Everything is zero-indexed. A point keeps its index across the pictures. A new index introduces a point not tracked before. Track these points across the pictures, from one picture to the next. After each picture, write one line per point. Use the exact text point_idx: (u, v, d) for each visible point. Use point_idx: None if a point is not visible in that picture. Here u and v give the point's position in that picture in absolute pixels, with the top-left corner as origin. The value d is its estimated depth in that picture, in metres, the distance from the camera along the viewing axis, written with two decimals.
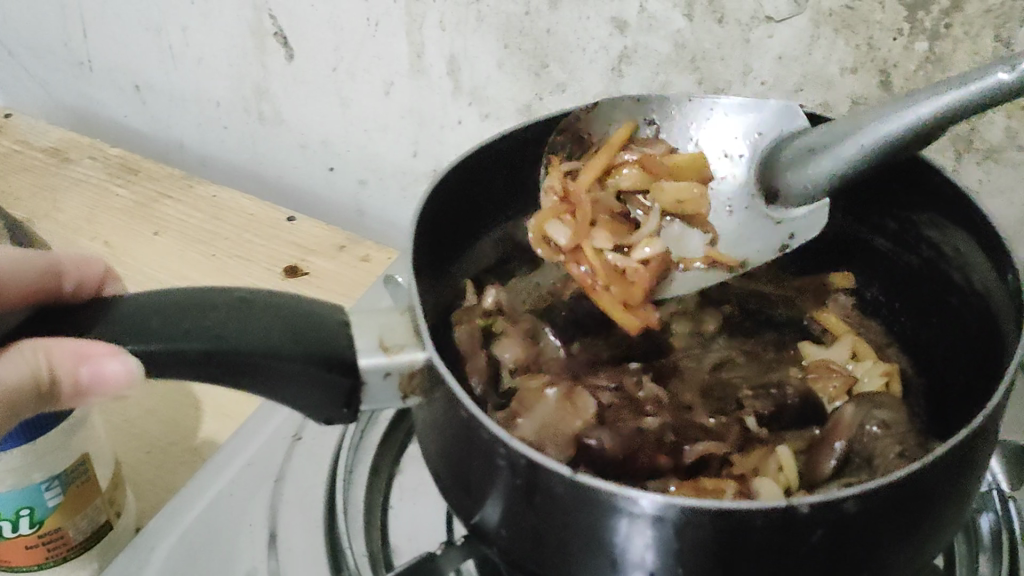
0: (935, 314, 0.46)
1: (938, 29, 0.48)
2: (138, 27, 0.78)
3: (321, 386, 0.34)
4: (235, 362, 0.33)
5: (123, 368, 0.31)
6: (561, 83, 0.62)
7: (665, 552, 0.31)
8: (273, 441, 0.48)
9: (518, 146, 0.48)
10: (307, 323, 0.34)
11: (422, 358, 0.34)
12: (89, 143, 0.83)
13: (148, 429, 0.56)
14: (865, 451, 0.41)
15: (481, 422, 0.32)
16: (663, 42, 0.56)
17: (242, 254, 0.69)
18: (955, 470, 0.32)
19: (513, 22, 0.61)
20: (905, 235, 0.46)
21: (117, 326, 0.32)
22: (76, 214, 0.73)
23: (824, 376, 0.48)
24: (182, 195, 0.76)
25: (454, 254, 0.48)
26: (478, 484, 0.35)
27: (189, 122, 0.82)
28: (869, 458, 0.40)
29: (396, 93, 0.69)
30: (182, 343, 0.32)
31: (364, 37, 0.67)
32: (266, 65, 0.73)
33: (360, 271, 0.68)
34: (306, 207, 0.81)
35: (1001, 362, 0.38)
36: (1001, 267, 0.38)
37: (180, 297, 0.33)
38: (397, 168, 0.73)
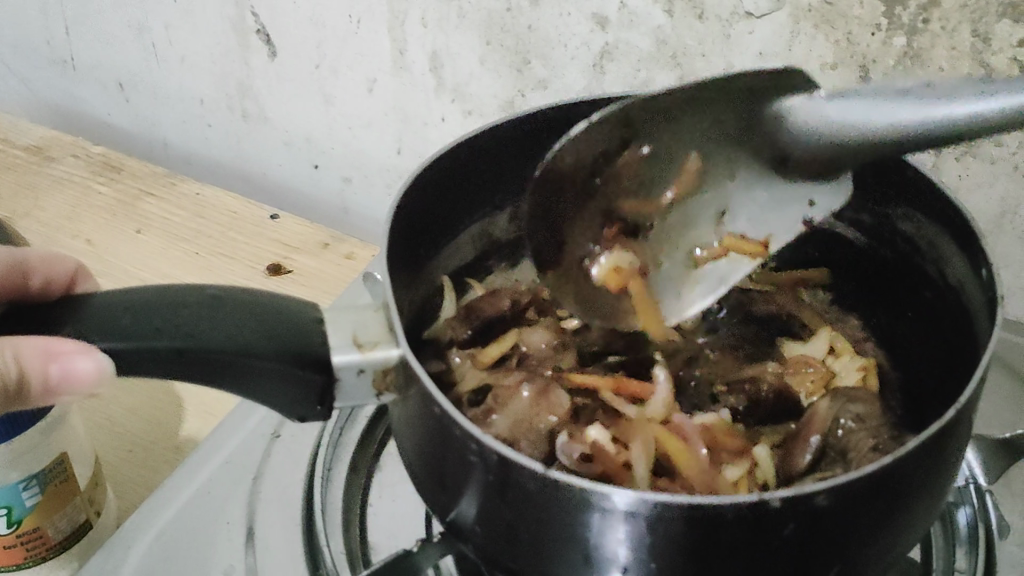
0: (912, 309, 0.46)
1: (916, 24, 0.48)
2: (121, 25, 0.78)
3: (294, 384, 0.34)
4: (206, 359, 0.33)
5: (93, 365, 0.31)
6: (543, 80, 0.62)
7: (638, 547, 0.31)
8: (253, 438, 0.47)
9: (503, 143, 0.47)
10: (280, 321, 0.34)
11: (396, 355, 0.34)
12: (72, 142, 0.82)
13: (130, 428, 0.56)
14: (839, 445, 0.40)
15: (454, 420, 0.32)
16: (644, 39, 0.56)
17: (225, 252, 0.69)
18: (927, 463, 0.32)
19: (494, 19, 0.61)
20: (882, 230, 0.46)
21: (87, 324, 0.32)
22: (58, 212, 0.73)
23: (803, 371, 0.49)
24: (165, 193, 0.76)
25: (433, 250, 0.48)
26: (453, 481, 0.35)
27: (172, 120, 0.82)
28: (842, 452, 0.40)
29: (379, 90, 0.69)
30: (154, 340, 0.32)
31: (346, 34, 0.67)
32: (249, 62, 0.73)
33: (343, 269, 0.68)
34: (291, 205, 0.81)
35: (974, 355, 0.38)
36: (974, 261, 0.38)
37: (150, 295, 0.33)
38: (381, 165, 0.73)
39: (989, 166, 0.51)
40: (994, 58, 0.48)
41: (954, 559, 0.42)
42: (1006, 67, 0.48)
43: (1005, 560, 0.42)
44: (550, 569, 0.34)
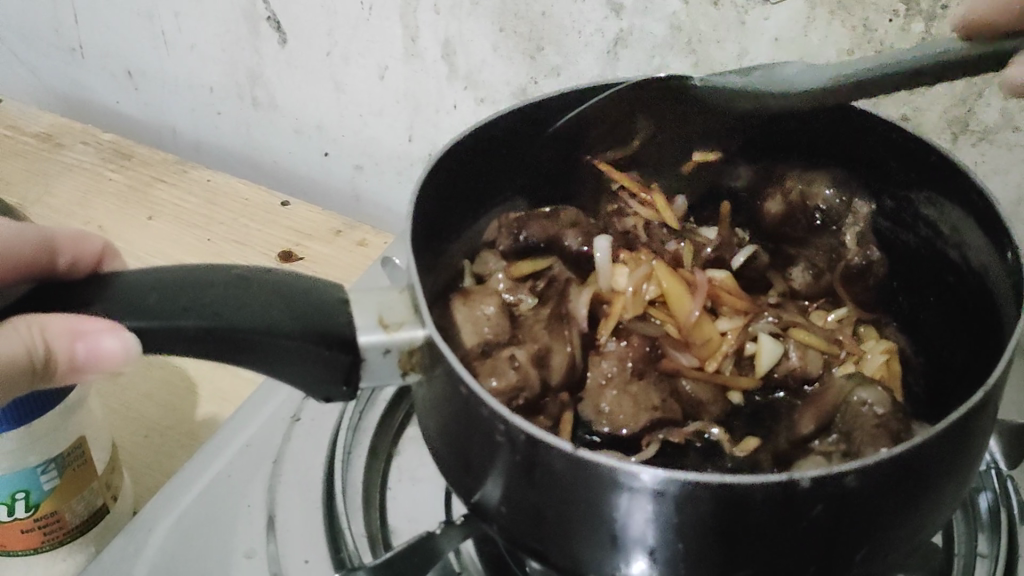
0: (932, 294, 0.46)
1: (934, 10, 0.48)
2: (131, 12, 0.78)
3: (320, 365, 0.34)
4: (232, 339, 0.33)
5: (120, 344, 0.31)
6: (556, 67, 0.62)
7: (665, 528, 0.31)
8: (271, 422, 0.47)
9: (524, 129, 0.47)
10: (306, 303, 0.34)
11: (422, 336, 0.34)
12: (81, 129, 0.82)
13: (146, 414, 0.56)
14: (845, 425, 0.40)
15: (481, 399, 0.32)
16: (659, 25, 0.56)
17: (237, 239, 0.69)
18: (955, 445, 0.32)
19: (507, 5, 0.60)
20: (903, 214, 0.46)
21: (114, 304, 0.32)
22: (69, 199, 0.73)
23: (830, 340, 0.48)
24: (176, 180, 0.76)
25: (453, 235, 0.48)
26: (479, 461, 0.34)
27: (182, 108, 0.82)
28: (847, 432, 0.40)
29: (391, 78, 0.69)
30: (182, 320, 0.32)
31: (357, 21, 0.67)
32: (260, 50, 0.73)
33: (356, 256, 0.68)
34: (301, 192, 0.81)
35: (1000, 339, 0.38)
36: (1000, 246, 0.38)
37: (177, 275, 0.33)
38: (392, 153, 0.73)
39: (1007, 152, 0.51)
40: None
41: (975, 544, 0.42)
42: None
43: None
44: (576, 550, 0.34)
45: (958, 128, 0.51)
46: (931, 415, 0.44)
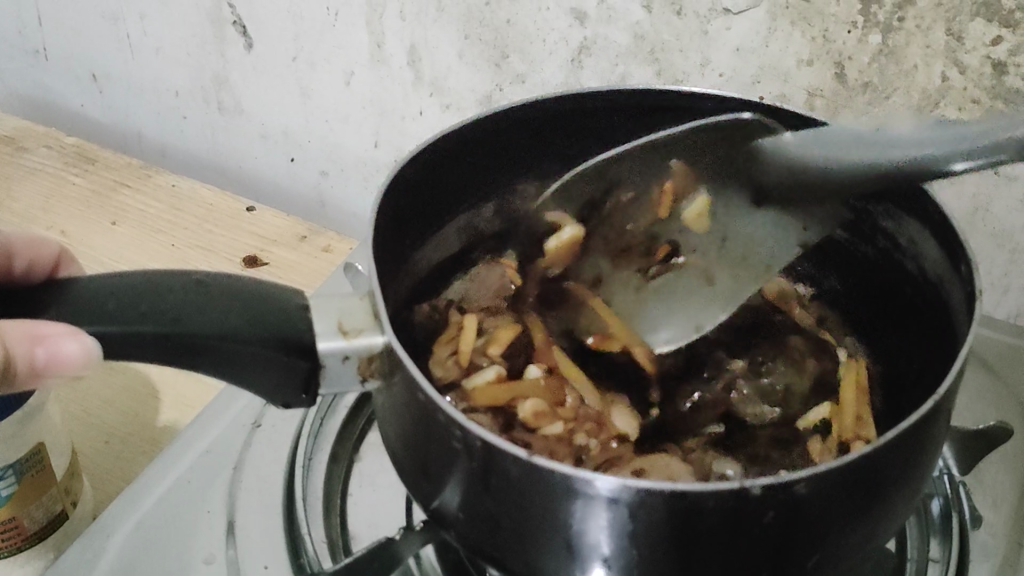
0: (892, 306, 0.46)
1: (891, 22, 0.49)
2: (94, 15, 0.77)
3: (279, 370, 0.34)
4: (191, 345, 0.33)
5: (81, 348, 0.31)
6: (521, 74, 0.62)
7: (619, 534, 0.31)
8: (233, 428, 0.47)
9: (491, 136, 0.46)
10: (266, 308, 0.34)
11: (382, 342, 0.34)
12: (45, 132, 0.81)
13: (107, 420, 0.56)
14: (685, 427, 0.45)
15: (438, 406, 0.33)
16: (622, 34, 0.57)
17: (202, 244, 0.69)
18: (905, 455, 0.33)
19: (473, 12, 0.61)
20: (861, 226, 0.46)
21: (76, 309, 0.33)
22: (31, 202, 0.72)
23: (843, 423, 0.44)
24: (140, 185, 0.75)
25: (417, 244, 0.47)
26: (436, 467, 0.35)
27: (147, 113, 0.82)
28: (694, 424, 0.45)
29: (357, 83, 0.69)
30: (140, 325, 0.32)
31: (323, 27, 0.67)
32: (225, 54, 0.73)
33: (320, 261, 0.68)
34: (266, 197, 0.81)
35: (953, 351, 0.38)
36: (954, 257, 0.38)
37: (139, 281, 0.33)
38: (358, 158, 0.73)
39: None
40: (966, 56, 0.48)
41: (928, 548, 0.43)
42: (978, 65, 0.48)
43: (978, 549, 0.43)
44: (531, 557, 0.34)
45: None
46: (888, 427, 0.44)
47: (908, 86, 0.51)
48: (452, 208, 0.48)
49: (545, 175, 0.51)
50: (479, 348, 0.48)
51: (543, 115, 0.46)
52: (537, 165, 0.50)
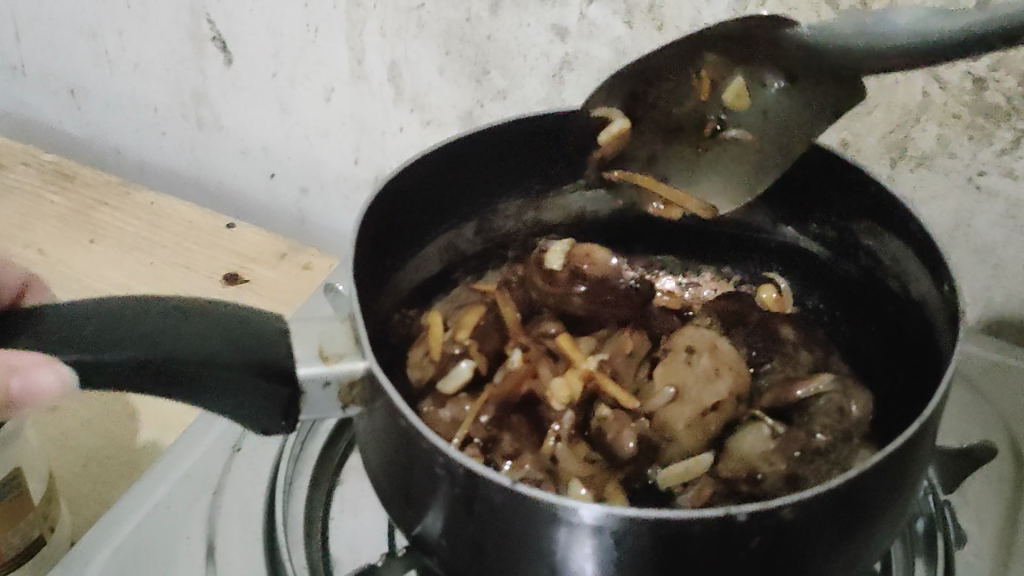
0: (873, 324, 0.46)
1: None
2: (72, 30, 0.77)
3: (259, 396, 0.34)
4: (169, 371, 0.32)
5: (56, 377, 0.32)
6: (502, 90, 0.62)
7: (605, 561, 0.31)
8: (213, 452, 0.47)
9: (474, 154, 0.45)
10: (246, 333, 0.33)
11: (362, 367, 0.34)
12: (22, 150, 0.81)
13: (85, 442, 0.55)
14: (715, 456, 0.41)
15: (420, 432, 0.32)
16: (604, 49, 0.57)
17: (182, 262, 0.68)
18: (892, 478, 0.33)
19: (454, 29, 0.61)
20: (845, 245, 0.46)
21: (49, 334, 0.32)
22: (8, 220, 0.71)
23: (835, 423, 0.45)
24: (119, 203, 0.74)
25: (401, 265, 0.47)
26: (419, 493, 0.34)
27: (126, 129, 0.81)
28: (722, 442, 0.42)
29: (337, 99, 0.69)
30: (117, 351, 0.32)
31: (303, 43, 0.67)
32: (205, 70, 0.73)
33: (302, 280, 0.67)
34: (247, 214, 0.80)
35: (936, 373, 0.38)
36: (937, 277, 0.38)
37: (116, 305, 0.33)
38: (338, 175, 0.73)
39: (945, 179, 0.52)
40: (946, 73, 0.48)
41: (913, 570, 0.42)
42: (959, 81, 0.49)
43: (963, 569, 0.43)
44: None
45: (895, 154, 0.52)
46: None
47: (889, 101, 0.51)
48: (436, 229, 0.48)
49: (525, 192, 0.50)
50: (449, 338, 0.47)
51: (527, 131, 0.46)
52: (520, 184, 0.49)
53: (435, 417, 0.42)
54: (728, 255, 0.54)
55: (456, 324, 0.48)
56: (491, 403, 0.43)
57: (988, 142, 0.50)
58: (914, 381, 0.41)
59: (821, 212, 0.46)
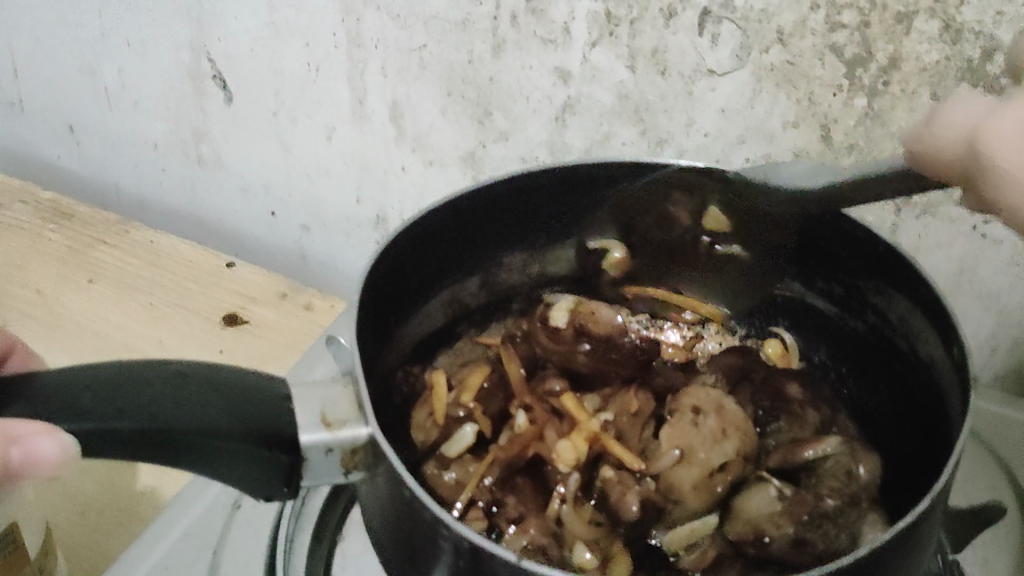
0: (880, 379, 0.45)
1: (877, 85, 0.49)
2: (71, 67, 0.77)
3: (260, 466, 0.33)
4: (169, 441, 0.32)
5: (58, 447, 0.30)
6: (504, 132, 0.62)
7: None
8: (212, 508, 0.46)
9: (478, 209, 0.45)
10: (247, 400, 0.33)
11: (365, 434, 0.33)
12: (21, 187, 0.80)
13: (83, 490, 0.55)
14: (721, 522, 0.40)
15: (425, 503, 0.32)
16: (607, 93, 0.57)
17: (181, 302, 0.68)
18: (904, 549, 0.32)
19: (455, 71, 0.60)
20: (852, 301, 0.46)
21: (46, 404, 0.31)
22: (7, 260, 0.71)
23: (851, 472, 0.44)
24: (117, 241, 0.74)
25: (405, 321, 0.46)
26: (422, 561, 0.34)
27: (126, 165, 0.81)
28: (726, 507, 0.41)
29: (338, 138, 0.68)
30: (114, 421, 0.31)
31: (304, 83, 0.66)
32: (205, 108, 0.72)
33: (302, 321, 0.67)
34: (247, 252, 0.80)
35: (946, 438, 0.37)
36: (945, 339, 0.38)
37: (115, 373, 0.32)
38: (339, 214, 0.73)
39: (951, 226, 0.52)
40: None
41: None
42: None
43: None
44: None
45: (900, 201, 0.52)
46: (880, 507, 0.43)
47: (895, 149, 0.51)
48: (439, 283, 0.48)
49: (529, 245, 0.50)
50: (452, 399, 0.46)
51: (532, 185, 0.46)
52: (523, 238, 0.49)
53: (440, 483, 0.43)
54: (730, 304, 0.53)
55: (458, 385, 0.47)
56: (495, 467, 0.43)
57: None
58: (921, 443, 0.40)
59: (829, 266, 0.46)
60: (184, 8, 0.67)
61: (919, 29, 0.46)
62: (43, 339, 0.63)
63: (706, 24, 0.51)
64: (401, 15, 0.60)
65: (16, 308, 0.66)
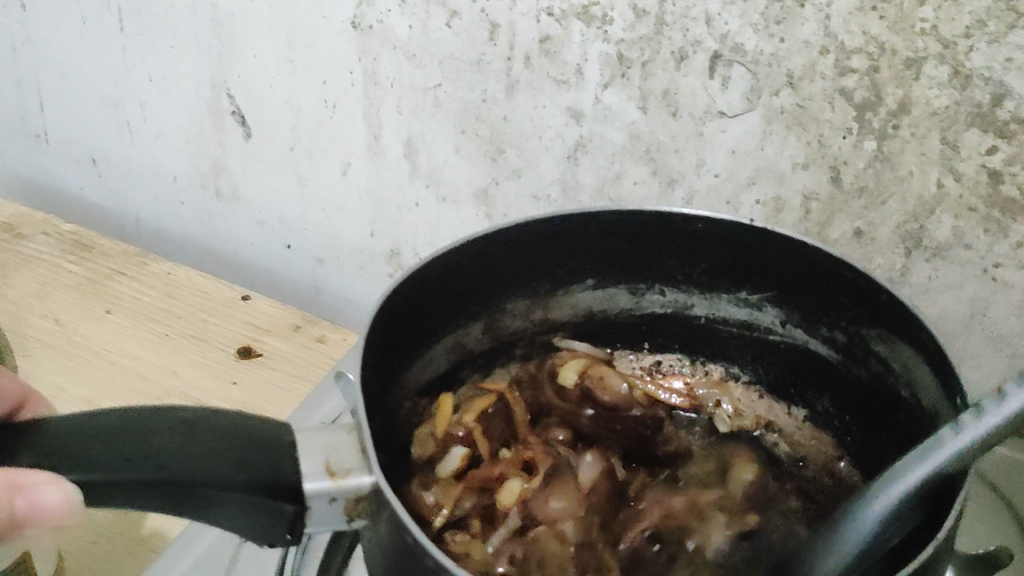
0: (882, 432, 0.45)
1: (887, 129, 0.49)
2: (94, 101, 0.78)
3: (263, 514, 0.33)
4: (176, 493, 0.32)
5: (62, 497, 0.31)
6: (517, 169, 0.62)
7: None
8: (220, 540, 0.47)
9: (485, 255, 0.46)
10: (253, 449, 0.33)
11: (368, 483, 0.33)
12: (43, 219, 0.81)
13: (95, 520, 0.55)
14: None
15: (428, 550, 0.31)
16: (619, 133, 0.57)
17: (196, 334, 0.69)
18: None
19: (469, 109, 0.61)
20: (855, 348, 0.46)
21: (57, 455, 0.32)
22: (27, 289, 0.72)
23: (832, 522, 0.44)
24: (136, 273, 0.75)
25: (407, 367, 0.46)
26: None
27: (146, 198, 0.82)
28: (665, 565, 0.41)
29: (353, 173, 0.69)
30: (124, 473, 0.32)
31: (321, 119, 0.67)
32: (224, 142, 0.73)
33: (316, 353, 0.67)
34: (262, 282, 0.81)
35: None
36: (949, 391, 0.38)
37: (125, 422, 0.33)
38: (355, 247, 0.73)
39: (959, 268, 0.52)
40: (962, 164, 0.48)
41: None
42: (974, 173, 0.48)
43: None
44: None
45: (910, 243, 0.52)
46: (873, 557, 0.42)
47: (904, 192, 0.51)
48: (443, 329, 0.48)
49: (532, 293, 0.50)
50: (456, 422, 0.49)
51: (539, 232, 0.46)
52: (528, 286, 0.49)
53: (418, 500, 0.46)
54: (732, 351, 0.54)
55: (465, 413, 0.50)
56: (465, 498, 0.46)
57: (1004, 235, 0.49)
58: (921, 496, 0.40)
59: (834, 316, 0.46)
60: (204, 44, 0.68)
61: (928, 74, 0.46)
62: (60, 369, 0.64)
63: (717, 67, 0.51)
64: (416, 54, 0.60)
65: (34, 337, 0.67)
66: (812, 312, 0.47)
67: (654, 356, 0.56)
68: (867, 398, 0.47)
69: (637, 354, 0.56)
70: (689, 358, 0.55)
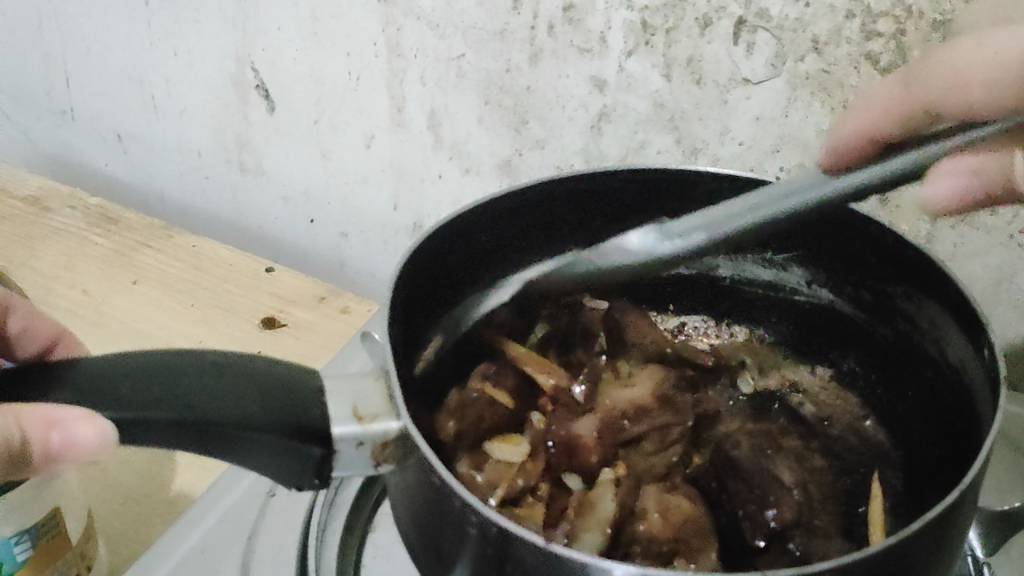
0: (909, 389, 0.45)
1: None
2: (120, 77, 0.79)
3: (292, 457, 0.34)
4: (205, 433, 0.32)
5: (96, 432, 0.32)
6: (540, 140, 0.62)
7: None
8: (248, 495, 0.47)
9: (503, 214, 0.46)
10: (282, 392, 0.33)
11: (396, 428, 0.34)
12: (70, 193, 0.82)
13: (124, 481, 0.56)
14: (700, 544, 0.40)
15: (453, 489, 0.31)
16: (643, 101, 0.57)
17: (221, 304, 0.69)
18: (935, 543, 0.31)
19: (493, 79, 0.61)
20: (881, 307, 0.46)
21: (85, 391, 0.32)
22: (55, 261, 0.73)
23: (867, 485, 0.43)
24: (161, 245, 0.76)
25: (432, 327, 0.47)
26: (449, 549, 0.33)
27: (171, 173, 0.82)
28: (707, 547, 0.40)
29: (377, 147, 0.69)
30: (153, 411, 0.32)
31: (345, 91, 0.68)
32: (248, 117, 0.74)
33: (340, 323, 0.68)
34: (285, 257, 0.81)
35: (975, 441, 0.37)
36: (976, 342, 0.38)
37: (154, 362, 0.33)
38: (378, 220, 0.74)
39: (985, 234, 0.51)
40: None
41: None
42: None
43: None
44: None
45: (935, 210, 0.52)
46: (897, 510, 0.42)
47: None
48: (467, 292, 0.48)
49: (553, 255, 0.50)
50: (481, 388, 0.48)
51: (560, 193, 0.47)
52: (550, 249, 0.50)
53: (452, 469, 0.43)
54: (758, 313, 0.54)
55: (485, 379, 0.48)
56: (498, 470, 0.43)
57: None
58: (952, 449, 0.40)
59: (860, 274, 0.46)
60: (228, 18, 0.69)
61: None
62: (88, 337, 0.65)
63: (742, 33, 0.51)
64: (440, 24, 0.60)
65: (62, 307, 0.68)
66: (838, 269, 0.47)
67: (676, 319, 0.56)
68: (893, 355, 0.47)
69: (663, 317, 0.56)
70: (713, 321, 0.55)
